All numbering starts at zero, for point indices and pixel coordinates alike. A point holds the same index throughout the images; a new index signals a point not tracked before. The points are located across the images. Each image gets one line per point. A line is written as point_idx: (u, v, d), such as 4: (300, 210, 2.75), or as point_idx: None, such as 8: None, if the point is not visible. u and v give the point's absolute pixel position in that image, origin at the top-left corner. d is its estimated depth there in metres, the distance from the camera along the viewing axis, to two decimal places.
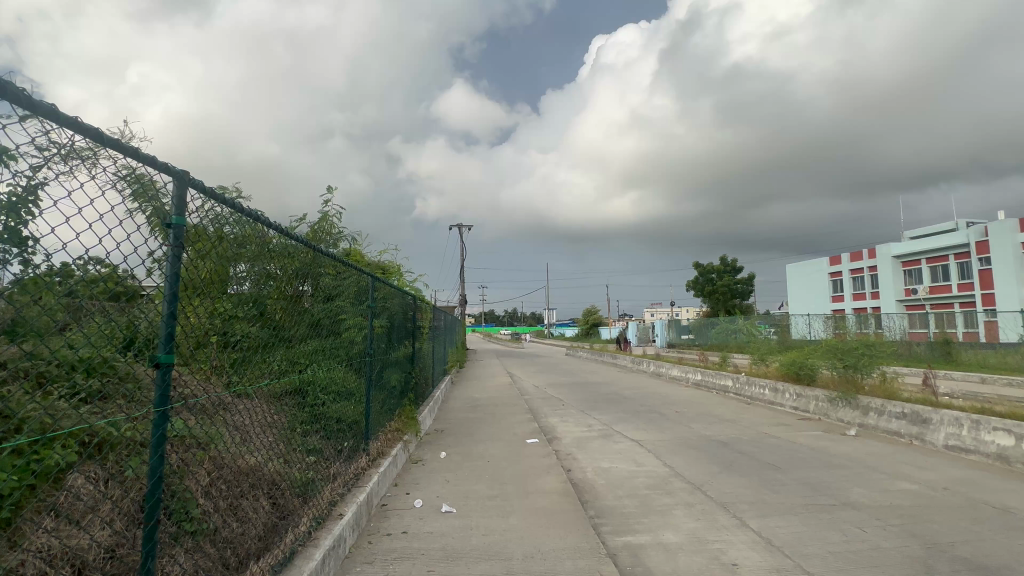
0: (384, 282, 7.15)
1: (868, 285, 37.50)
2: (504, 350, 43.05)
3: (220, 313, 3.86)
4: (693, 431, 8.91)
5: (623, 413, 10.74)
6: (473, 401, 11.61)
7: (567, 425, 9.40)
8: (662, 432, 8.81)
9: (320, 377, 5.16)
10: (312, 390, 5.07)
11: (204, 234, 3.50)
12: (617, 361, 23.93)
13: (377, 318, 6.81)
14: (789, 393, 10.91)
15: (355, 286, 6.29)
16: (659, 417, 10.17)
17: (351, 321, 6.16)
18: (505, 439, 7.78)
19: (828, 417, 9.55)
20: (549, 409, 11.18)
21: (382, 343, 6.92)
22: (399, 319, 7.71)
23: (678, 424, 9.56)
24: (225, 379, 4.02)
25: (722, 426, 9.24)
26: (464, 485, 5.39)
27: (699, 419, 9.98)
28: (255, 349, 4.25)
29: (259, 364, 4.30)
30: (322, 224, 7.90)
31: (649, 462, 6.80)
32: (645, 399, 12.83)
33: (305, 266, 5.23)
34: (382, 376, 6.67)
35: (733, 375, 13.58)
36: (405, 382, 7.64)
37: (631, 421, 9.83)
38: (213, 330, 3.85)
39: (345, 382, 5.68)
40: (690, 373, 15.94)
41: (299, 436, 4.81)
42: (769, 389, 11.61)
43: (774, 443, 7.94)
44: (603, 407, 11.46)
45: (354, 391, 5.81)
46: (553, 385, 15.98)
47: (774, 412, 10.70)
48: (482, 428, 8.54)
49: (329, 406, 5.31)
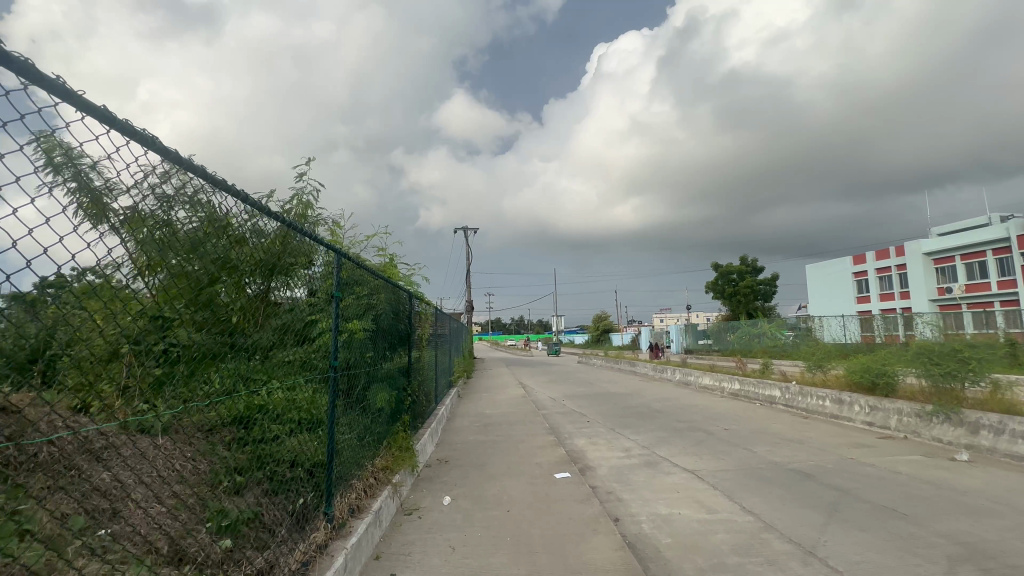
0: (378, 277, 5.72)
1: (896, 285, 35.51)
2: (512, 358, 41.23)
3: (152, 316, 2.67)
4: (757, 456, 7.15)
5: (662, 432, 8.99)
6: (484, 419, 9.89)
7: (598, 450, 7.67)
8: (720, 459, 7.06)
9: (278, 401, 3.70)
10: (262, 419, 3.52)
11: (140, 215, 2.58)
12: (637, 368, 22.12)
13: (359, 319, 5.19)
14: (860, 406, 9.15)
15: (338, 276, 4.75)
16: (708, 438, 8.42)
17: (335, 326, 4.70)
18: (526, 473, 6.04)
19: (919, 436, 7.80)
20: (573, 428, 9.45)
21: (365, 352, 5.28)
22: (394, 327, 6.23)
23: (734, 446, 7.81)
24: (130, 408, 2.73)
25: (792, 449, 7.49)
26: (477, 557, 3.72)
27: (757, 439, 8.23)
28: (193, 363, 2.95)
29: (190, 388, 2.97)
30: (294, 203, 6.24)
31: (723, 507, 5.05)
32: (682, 413, 11.09)
33: (285, 258, 3.89)
34: (369, 397, 5.15)
35: (781, 385, 11.82)
36: (399, 404, 6.03)
37: (677, 443, 8.08)
38: (126, 337, 2.62)
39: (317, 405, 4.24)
40: (727, 382, 14.16)
41: (228, 493, 3.24)
42: (833, 401, 9.85)
43: (870, 473, 6.21)
44: (637, 424, 9.72)
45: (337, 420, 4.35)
46: (572, 397, 14.23)
47: (844, 428, 8.94)
48: (495, 457, 6.82)
49: (284, 443, 3.70)
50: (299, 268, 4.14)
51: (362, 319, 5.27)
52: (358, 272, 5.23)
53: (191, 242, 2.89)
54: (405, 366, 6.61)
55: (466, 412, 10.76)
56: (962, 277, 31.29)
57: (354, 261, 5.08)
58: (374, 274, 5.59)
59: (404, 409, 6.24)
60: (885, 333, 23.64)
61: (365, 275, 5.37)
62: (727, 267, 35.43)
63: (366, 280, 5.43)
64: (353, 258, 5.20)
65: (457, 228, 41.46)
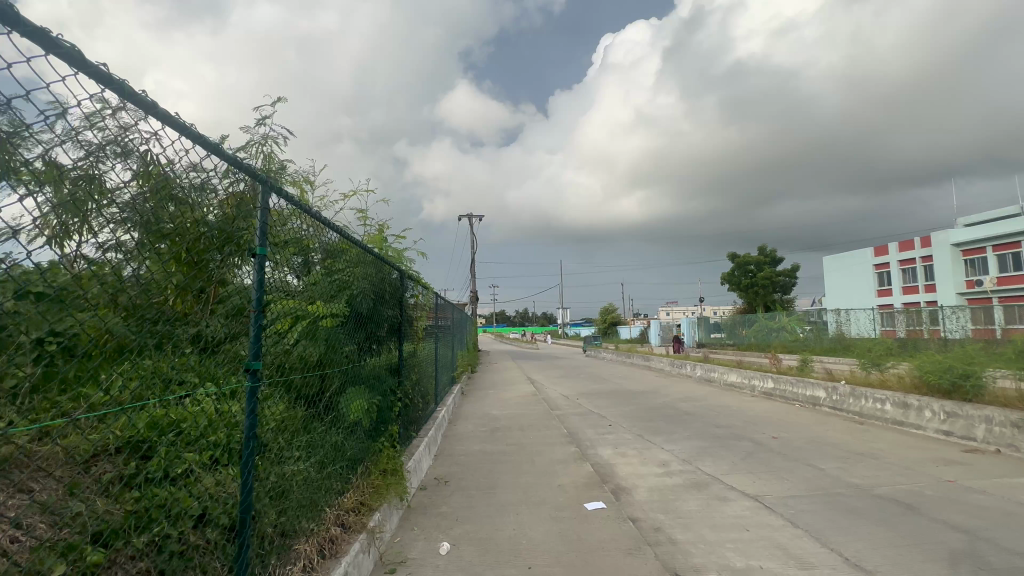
0: (362, 249, 4.44)
1: (921, 278, 33.88)
2: (517, 351, 39.76)
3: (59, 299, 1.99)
4: (828, 476, 5.81)
5: (702, 442, 7.65)
6: (491, 423, 8.57)
7: (631, 465, 6.33)
8: (783, 480, 5.73)
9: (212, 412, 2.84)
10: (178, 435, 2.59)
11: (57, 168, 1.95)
12: (652, 363, 20.76)
13: (330, 301, 3.90)
14: (933, 412, 7.79)
15: (300, 242, 3.50)
16: (758, 450, 7.08)
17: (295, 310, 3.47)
18: (548, 501, 4.73)
19: (1017, 451, 6.45)
20: (595, 435, 8.12)
21: (337, 345, 3.97)
22: (382, 316, 4.93)
23: (793, 461, 6.47)
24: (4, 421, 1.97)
25: (867, 467, 6.14)
26: None
27: (818, 452, 6.90)
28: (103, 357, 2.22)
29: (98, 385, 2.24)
30: (254, 155, 4.87)
31: (819, 559, 3.72)
32: (716, 416, 9.74)
33: (239, 225, 2.97)
34: (341, 407, 3.86)
35: (826, 385, 10.45)
36: (387, 412, 4.75)
37: (723, 457, 6.74)
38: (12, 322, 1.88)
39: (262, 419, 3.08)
40: (759, 380, 12.79)
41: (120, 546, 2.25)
42: (896, 405, 8.48)
43: (986, 504, 4.85)
44: (669, 431, 8.38)
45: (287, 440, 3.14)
46: (587, 396, 12.87)
47: (915, 438, 7.59)
48: (507, 475, 5.51)
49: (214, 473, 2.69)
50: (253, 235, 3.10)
51: (338, 303, 4.02)
52: (332, 240, 3.97)
53: (133, 204, 2.25)
54: (397, 364, 5.31)
55: (471, 414, 9.42)
56: (994, 269, 29.65)
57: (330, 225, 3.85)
58: (357, 246, 4.35)
59: (392, 418, 4.93)
60: (913, 328, 22.24)
61: (342, 246, 4.10)
62: (744, 258, 33.85)
63: (345, 253, 4.18)
64: (324, 218, 3.91)
65: (461, 216, 40.15)
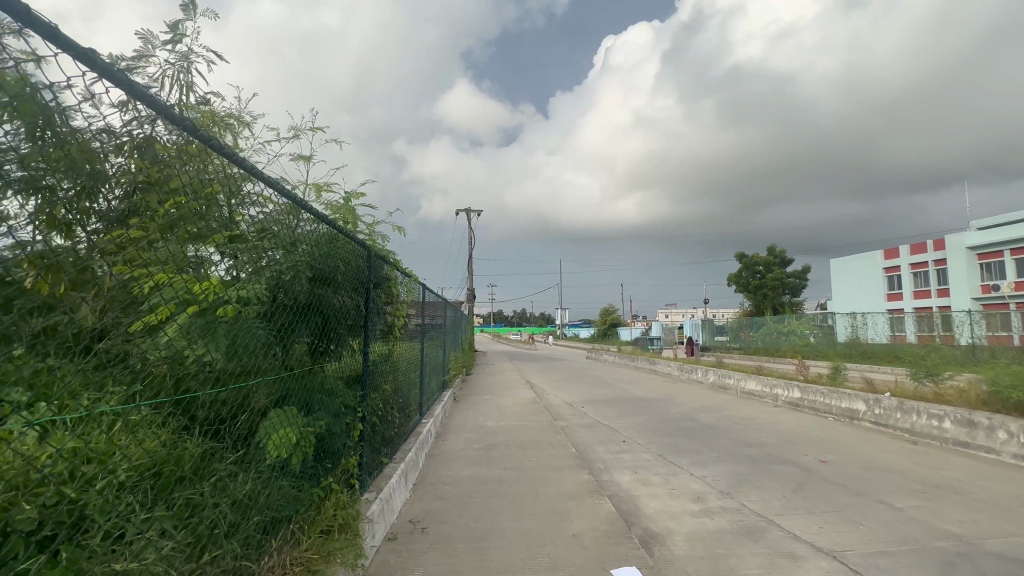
0: (311, 215, 3.22)
1: (933, 281, 32.75)
2: (514, 351, 38.46)
3: None
4: (912, 520, 4.57)
5: (737, 466, 6.40)
6: (486, 438, 7.28)
7: (660, 502, 5.05)
8: (858, 525, 4.48)
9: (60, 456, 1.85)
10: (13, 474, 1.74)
11: None
12: (659, 367, 19.55)
13: (244, 285, 2.68)
14: (1009, 433, 6.56)
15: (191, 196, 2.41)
16: (810, 479, 5.82)
17: (173, 292, 2.31)
18: (561, 563, 3.46)
19: None
20: (609, 456, 6.83)
21: (258, 349, 2.73)
22: (339, 306, 3.68)
23: (859, 496, 5.22)
24: None
25: (955, 506, 4.90)
26: None
27: (884, 482, 5.66)
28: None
29: None
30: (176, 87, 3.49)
31: None
32: (744, 431, 8.50)
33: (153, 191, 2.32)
34: (256, 440, 2.66)
35: (867, 396, 9.22)
36: (344, 438, 3.52)
37: (771, 488, 5.47)
38: None
39: (108, 472, 1.94)
40: (784, 389, 11.56)
41: None
42: (959, 424, 7.25)
43: None
44: (695, 450, 7.14)
45: (139, 499, 2.00)
46: (593, 404, 11.62)
47: (990, 464, 6.37)
48: (507, 517, 4.24)
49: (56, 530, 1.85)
50: (163, 198, 2.34)
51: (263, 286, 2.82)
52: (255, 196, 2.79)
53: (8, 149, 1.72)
54: (363, 371, 4.06)
55: (463, 426, 8.13)
56: (1011, 274, 28.50)
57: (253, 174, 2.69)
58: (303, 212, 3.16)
59: (350, 446, 3.65)
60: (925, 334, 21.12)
61: (273, 207, 2.90)
62: (752, 259, 32.70)
63: (283, 217, 2.97)
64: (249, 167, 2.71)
65: (460, 211, 38.90)
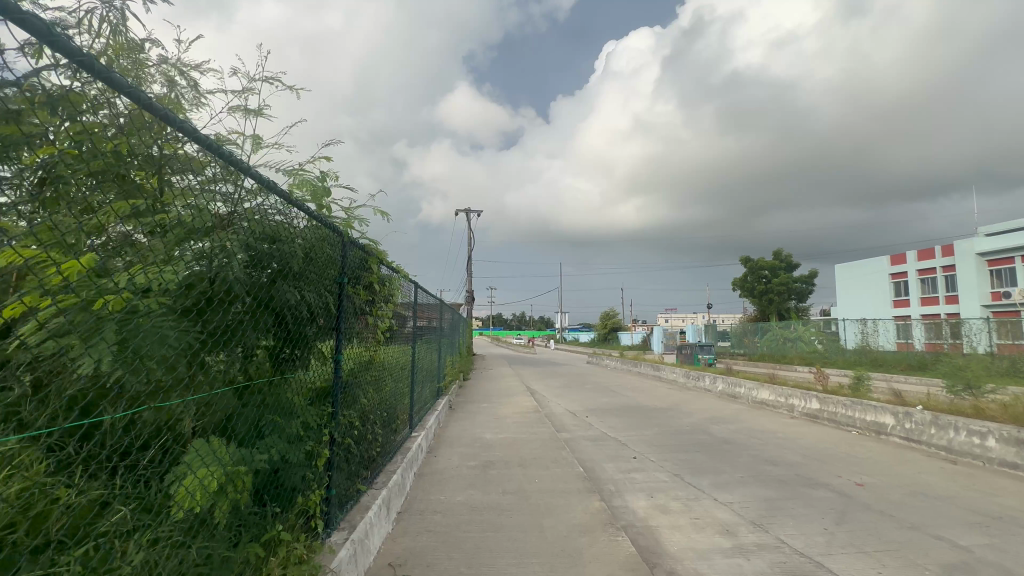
0: (257, 183, 2.53)
1: (941, 288, 32.14)
2: (513, 355, 37.67)
3: None
4: (983, 564, 3.88)
5: (764, 489, 5.70)
6: (483, 455, 6.55)
7: (684, 536, 4.34)
8: (922, 570, 3.78)
9: None
10: None
11: None
12: (663, 374, 18.86)
13: (162, 271, 2.00)
14: None
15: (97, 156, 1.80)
16: (850, 507, 5.11)
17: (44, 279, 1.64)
18: None
19: None
20: (620, 477, 6.12)
21: (180, 361, 2.04)
22: (304, 302, 2.97)
23: (911, 530, 4.53)
24: None
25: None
26: None
27: (936, 513, 4.97)
28: None
29: None
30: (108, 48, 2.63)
31: None
32: (764, 446, 7.82)
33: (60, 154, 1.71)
34: (166, 484, 1.98)
35: (894, 409, 8.57)
36: (305, 468, 2.83)
37: (808, 519, 4.77)
38: None
39: None
40: (800, 400, 10.89)
41: None
42: (1005, 442, 6.58)
43: None
44: (715, 470, 6.43)
45: None
46: (598, 413, 10.93)
47: None
48: (505, 561, 3.53)
49: None
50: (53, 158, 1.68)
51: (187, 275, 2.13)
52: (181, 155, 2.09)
53: None
54: (338, 381, 3.35)
55: (458, 439, 7.42)
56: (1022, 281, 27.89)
57: (183, 131, 2.01)
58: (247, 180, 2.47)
59: (314, 478, 2.94)
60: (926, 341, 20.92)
61: (206, 172, 2.22)
62: (757, 263, 32.13)
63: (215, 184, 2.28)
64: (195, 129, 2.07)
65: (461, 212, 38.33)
